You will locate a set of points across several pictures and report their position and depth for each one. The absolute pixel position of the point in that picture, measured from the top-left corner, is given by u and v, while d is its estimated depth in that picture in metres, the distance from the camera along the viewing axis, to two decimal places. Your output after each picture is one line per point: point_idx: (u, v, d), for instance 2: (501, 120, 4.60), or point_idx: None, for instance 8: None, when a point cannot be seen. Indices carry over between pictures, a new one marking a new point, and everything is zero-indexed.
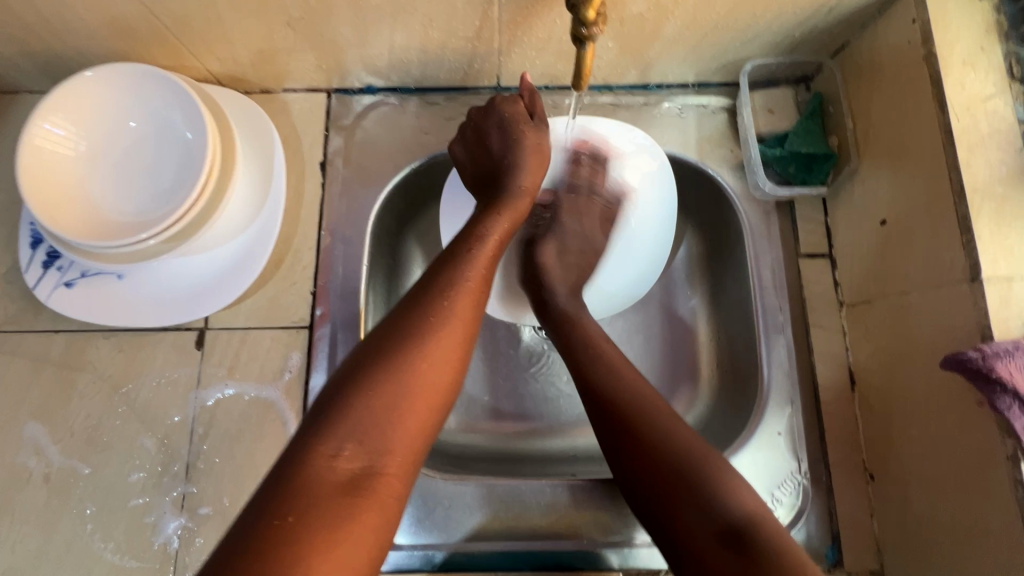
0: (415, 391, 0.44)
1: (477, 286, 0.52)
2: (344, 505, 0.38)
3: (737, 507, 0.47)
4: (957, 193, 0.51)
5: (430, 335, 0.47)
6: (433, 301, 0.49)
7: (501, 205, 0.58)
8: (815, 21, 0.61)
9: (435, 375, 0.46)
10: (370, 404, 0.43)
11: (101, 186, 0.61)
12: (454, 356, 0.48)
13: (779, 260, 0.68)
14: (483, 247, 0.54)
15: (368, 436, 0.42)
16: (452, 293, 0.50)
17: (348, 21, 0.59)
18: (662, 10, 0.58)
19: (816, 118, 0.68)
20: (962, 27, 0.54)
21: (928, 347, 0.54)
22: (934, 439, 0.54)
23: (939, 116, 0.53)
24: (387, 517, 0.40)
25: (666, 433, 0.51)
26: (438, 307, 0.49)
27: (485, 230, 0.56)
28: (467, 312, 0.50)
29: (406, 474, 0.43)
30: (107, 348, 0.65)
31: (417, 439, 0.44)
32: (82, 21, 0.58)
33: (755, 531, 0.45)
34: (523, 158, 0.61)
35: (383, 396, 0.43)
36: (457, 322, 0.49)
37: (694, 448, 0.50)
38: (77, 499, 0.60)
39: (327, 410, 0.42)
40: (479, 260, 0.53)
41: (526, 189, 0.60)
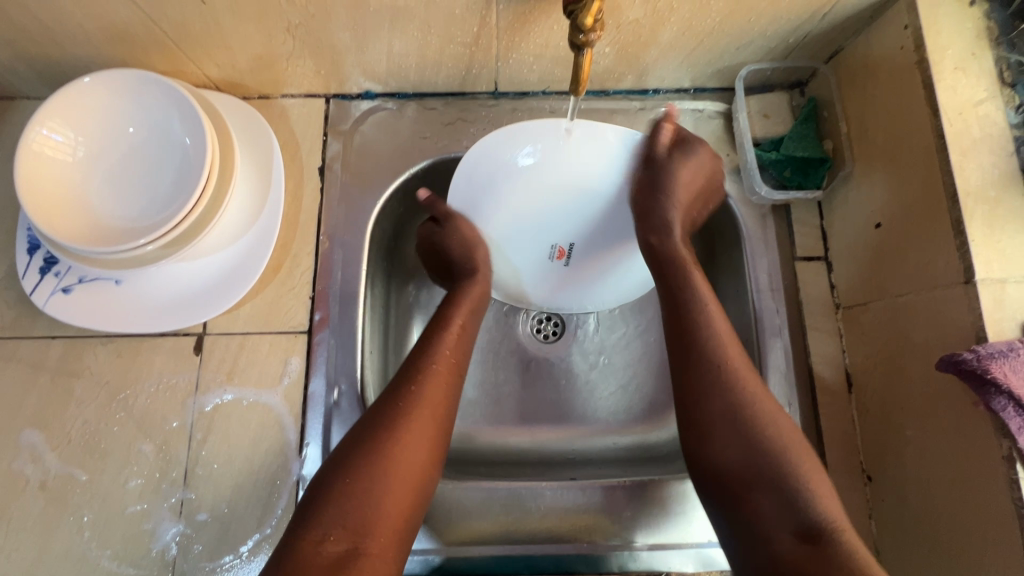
0: (394, 471, 0.49)
1: (446, 369, 0.57)
2: None
3: (818, 512, 0.48)
4: (950, 196, 0.52)
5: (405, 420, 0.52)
6: (403, 388, 0.54)
7: (454, 294, 0.64)
8: (810, 27, 0.62)
9: (412, 457, 0.51)
10: (351, 489, 0.47)
11: (98, 192, 0.61)
12: (428, 438, 0.52)
13: (775, 263, 0.69)
14: (447, 334, 0.60)
15: (351, 519, 0.46)
16: (421, 377, 0.55)
17: (347, 28, 0.60)
18: (659, 16, 0.59)
19: (810, 123, 0.69)
20: (954, 32, 0.55)
21: (924, 349, 0.55)
22: (930, 440, 0.54)
23: (932, 120, 0.54)
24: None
25: (740, 416, 0.53)
26: (409, 391, 0.54)
27: (448, 319, 0.61)
28: (440, 394, 0.55)
29: (391, 551, 0.47)
30: (104, 354, 0.64)
31: (400, 515, 0.49)
32: (80, 27, 0.58)
33: (834, 536, 0.46)
34: (459, 244, 0.66)
35: (366, 479, 0.48)
36: (432, 405, 0.54)
37: (780, 442, 0.51)
38: (74, 507, 0.60)
39: (315, 499, 0.47)
40: (444, 342, 0.58)
41: (473, 267, 0.66)
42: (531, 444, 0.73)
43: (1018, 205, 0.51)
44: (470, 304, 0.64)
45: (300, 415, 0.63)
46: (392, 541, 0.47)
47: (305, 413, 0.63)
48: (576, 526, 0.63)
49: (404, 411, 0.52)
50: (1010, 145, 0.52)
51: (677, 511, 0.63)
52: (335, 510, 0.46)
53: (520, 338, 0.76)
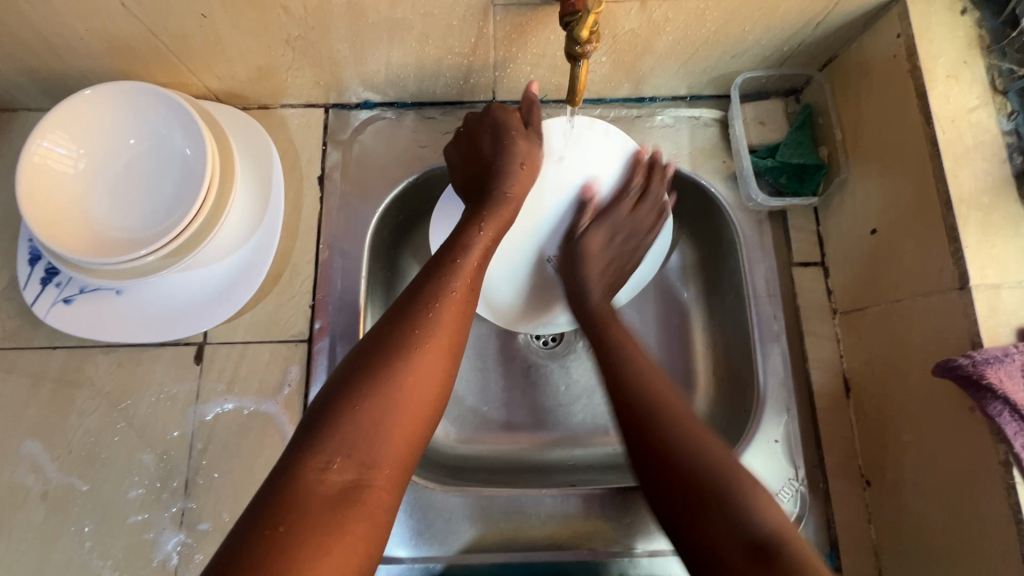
0: (403, 400, 0.45)
1: (463, 297, 0.53)
2: (336, 514, 0.39)
3: (762, 524, 0.45)
4: (944, 203, 0.52)
5: (416, 345, 0.48)
6: (420, 311, 0.50)
7: (484, 215, 0.59)
8: (804, 36, 0.62)
9: (421, 382, 0.46)
10: (358, 418, 0.43)
11: (100, 203, 0.62)
12: (440, 363, 0.48)
13: (772, 269, 0.69)
14: (469, 260, 0.55)
15: (358, 447, 0.42)
16: (437, 304, 0.51)
17: (346, 39, 0.60)
18: (654, 26, 0.59)
19: (806, 129, 0.69)
20: (946, 40, 0.55)
21: (920, 354, 0.55)
22: (928, 444, 0.54)
23: (925, 128, 0.54)
24: (376, 525, 0.41)
25: (682, 450, 0.50)
26: (423, 319, 0.50)
27: (469, 242, 0.57)
28: (454, 315, 0.51)
29: (396, 485, 0.43)
30: (105, 364, 0.65)
31: (407, 445, 0.45)
32: (82, 41, 0.58)
33: (783, 547, 0.43)
34: (513, 164, 0.61)
35: (373, 405, 0.44)
36: (443, 329, 0.50)
37: (724, 468, 0.48)
38: (75, 517, 0.60)
39: (314, 428, 0.43)
40: (462, 270, 0.54)
41: (513, 196, 0.61)
42: (532, 451, 0.73)
43: (1011, 211, 0.51)
44: (503, 223, 0.60)
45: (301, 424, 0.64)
46: (396, 475, 0.43)
47: None
48: (577, 533, 0.63)
49: (416, 337, 0.48)
50: (1003, 152, 0.52)
51: None
52: (340, 436, 0.42)
53: (519, 345, 0.76)
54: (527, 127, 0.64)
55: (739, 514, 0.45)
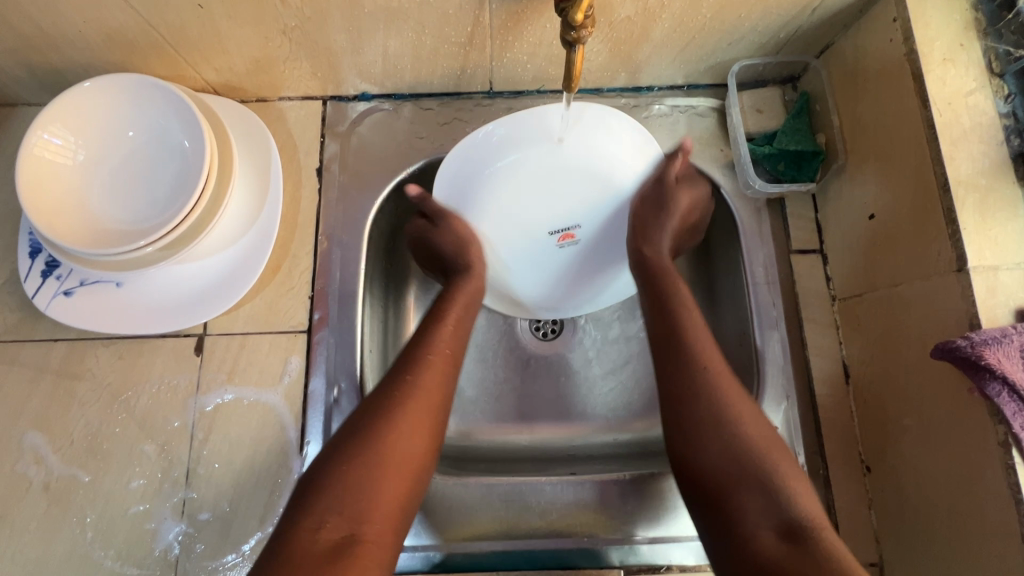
0: (388, 458, 0.50)
1: (443, 360, 0.58)
2: (328, 569, 0.43)
3: (800, 510, 0.48)
4: (941, 186, 0.52)
5: (400, 410, 0.53)
6: (399, 377, 0.55)
7: (457, 287, 0.65)
8: (800, 21, 0.62)
9: (404, 443, 0.51)
10: (346, 475, 0.48)
11: (98, 195, 0.62)
12: (424, 427, 0.53)
13: (771, 256, 0.69)
14: (444, 327, 0.61)
15: (346, 507, 0.47)
16: (417, 367, 0.56)
17: (342, 29, 0.60)
18: (650, 13, 0.59)
19: (803, 116, 0.69)
20: (942, 24, 0.55)
21: (919, 338, 0.55)
22: (927, 428, 0.54)
23: (922, 111, 0.54)
24: (372, 574, 0.45)
25: (721, 421, 0.53)
26: (405, 382, 0.55)
27: (444, 314, 0.62)
28: (435, 381, 0.56)
29: (386, 539, 0.47)
30: (106, 356, 0.65)
31: (395, 502, 0.49)
32: (80, 33, 0.59)
33: (818, 533, 0.46)
34: (457, 247, 0.66)
35: (360, 465, 0.49)
36: (424, 393, 0.55)
37: (760, 444, 0.52)
38: (77, 508, 0.60)
39: (308, 489, 0.48)
40: (442, 338, 0.60)
41: (469, 268, 0.66)
42: (531, 443, 0.73)
43: (1009, 193, 0.51)
44: (472, 294, 0.65)
45: (301, 414, 0.64)
46: (387, 530, 0.48)
47: (305, 412, 0.64)
48: (576, 521, 0.63)
49: (400, 401, 0.53)
50: (1000, 134, 0.52)
51: (677, 504, 0.63)
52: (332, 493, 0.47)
53: (519, 336, 0.77)
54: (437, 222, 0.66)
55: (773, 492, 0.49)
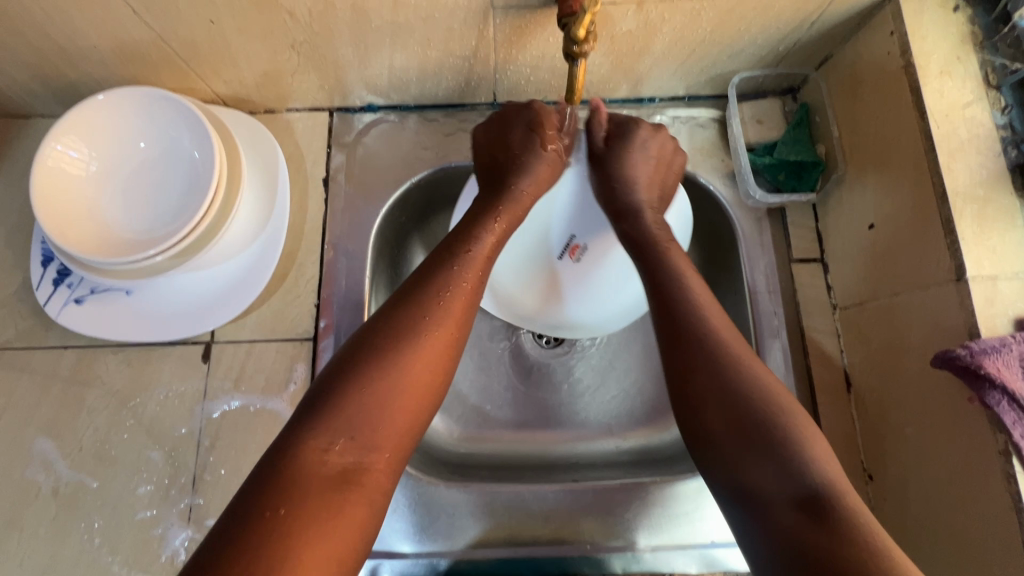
0: (405, 381, 0.47)
1: (472, 289, 0.54)
2: (334, 495, 0.40)
3: (816, 474, 0.44)
4: (939, 197, 0.53)
5: (422, 333, 0.49)
6: (428, 298, 0.52)
7: (499, 210, 0.61)
8: (799, 34, 0.63)
9: (422, 376, 0.48)
10: (364, 397, 0.45)
11: (110, 206, 0.63)
12: (443, 354, 0.50)
13: (772, 265, 0.70)
14: (474, 256, 0.56)
15: (360, 431, 0.44)
16: (446, 293, 0.52)
17: (350, 44, 0.62)
18: (651, 27, 0.60)
19: (803, 127, 0.70)
20: (939, 37, 0.56)
21: (919, 346, 0.55)
22: (929, 436, 0.55)
23: (919, 123, 0.55)
24: (372, 505, 0.42)
25: (727, 387, 0.49)
26: (428, 308, 0.51)
27: (480, 234, 0.58)
28: (461, 305, 0.53)
29: (393, 469, 0.45)
30: (115, 363, 0.66)
31: (406, 429, 0.46)
32: (95, 49, 0.60)
33: (833, 504, 0.42)
34: (534, 163, 0.63)
35: (377, 388, 0.45)
36: (445, 321, 0.51)
37: (772, 402, 0.48)
38: (85, 514, 0.61)
39: (320, 408, 0.44)
40: (473, 262, 0.56)
41: (528, 192, 0.63)
42: (535, 450, 0.74)
43: (1007, 204, 0.52)
44: (513, 219, 0.62)
45: None
46: (395, 463, 0.45)
47: None
48: (579, 528, 0.63)
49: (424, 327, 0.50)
50: (997, 146, 0.53)
51: (681, 512, 0.63)
52: (344, 418, 0.44)
53: (522, 344, 0.77)
54: (557, 129, 0.65)
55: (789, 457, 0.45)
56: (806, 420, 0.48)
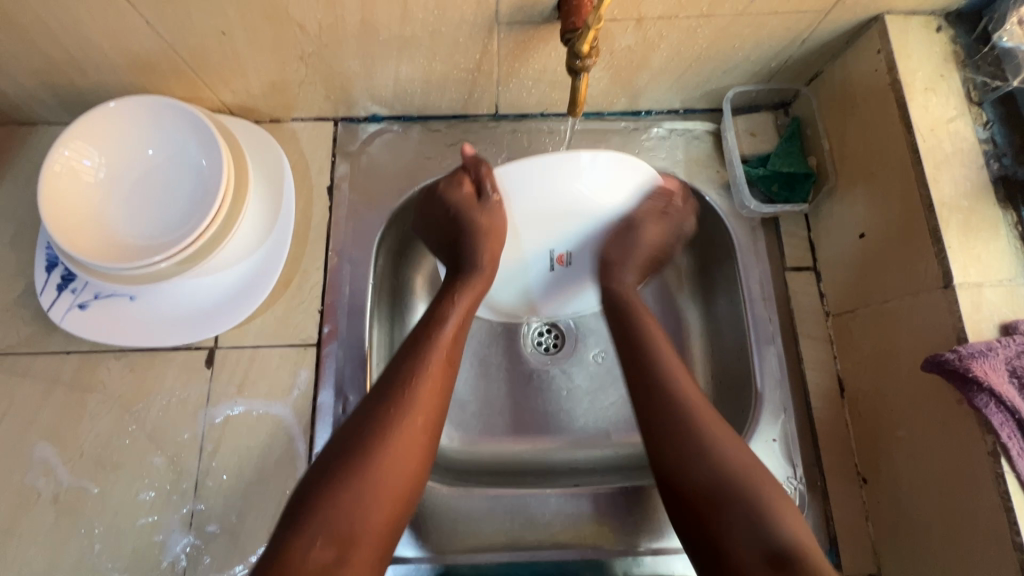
0: (381, 477, 0.50)
1: (441, 368, 0.57)
2: None
3: (786, 535, 0.49)
4: (926, 207, 0.55)
5: (396, 419, 0.52)
6: (398, 393, 0.54)
7: (457, 287, 0.63)
8: (791, 52, 0.66)
9: (394, 479, 0.51)
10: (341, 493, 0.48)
11: (115, 212, 0.64)
12: (421, 451, 0.53)
13: (766, 273, 0.72)
14: (443, 334, 0.59)
15: (338, 526, 0.47)
16: (416, 380, 0.55)
17: (357, 55, 0.63)
18: (650, 43, 0.63)
19: (795, 140, 0.73)
20: (924, 55, 0.59)
21: (909, 351, 0.57)
22: (921, 439, 0.56)
23: (906, 136, 0.57)
24: None
25: (709, 460, 0.53)
26: (400, 397, 0.53)
27: (444, 315, 0.60)
28: (434, 383, 0.55)
29: (376, 555, 0.49)
30: (117, 368, 0.66)
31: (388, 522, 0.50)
32: (106, 58, 0.61)
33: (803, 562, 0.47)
34: (480, 241, 0.63)
35: (353, 485, 0.49)
36: (412, 419, 0.53)
37: (743, 481, 0.52)
38: (86, 520, 0.61)
39: (298, 520, 0.47)
40: (439, 344, 0.58)
41: (489, 257, 0.63)
42: (535, 457, 0.74)
43: (991, 214, 0.54)
44: (479, 292, 0.63)
45: (309, 426, 0.65)
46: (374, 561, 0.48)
47: (315, 424, 0.65)
48: (579, 533, 0.64)
49: (389, 431, 0.52)
50: (980, 159, 0.56)
51: None
52: (313, 531, 0.46)
53: (521, 350, 0.78)
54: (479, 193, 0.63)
55: (743, 518, 0.49)
56: (758, 475, 0.52)
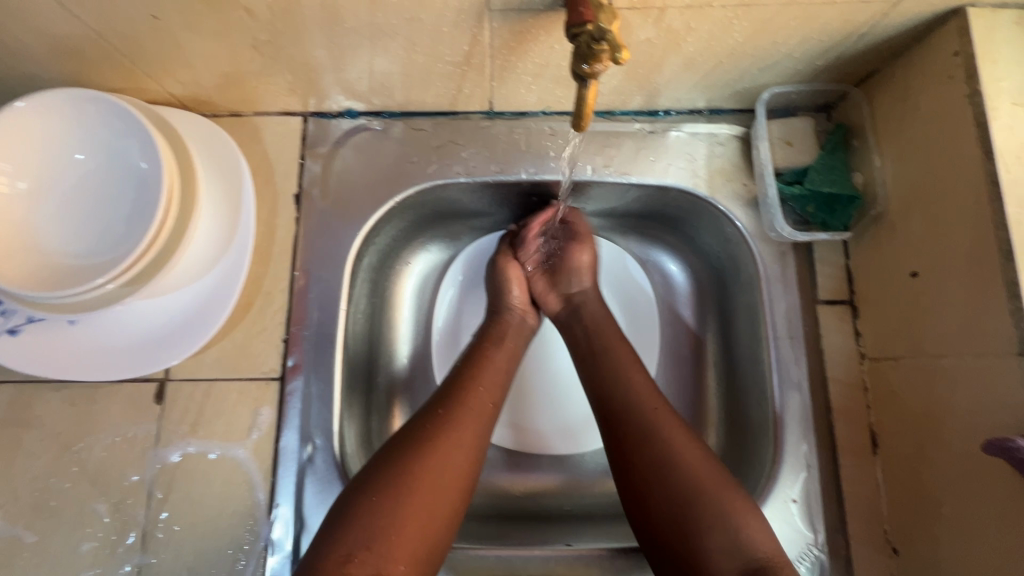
0: (426, 479, 0.49)
1: (483, 396, 0.57)
2: (383, 511, 0.46)
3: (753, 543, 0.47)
4: (1004, 254, 0.45)
5: (438, 435, 0.52)
6: (420, 432, 0.52)
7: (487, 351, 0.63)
8: (844, 47, 0.54)
9: (447, 467, 0.50)
10: (391, 491, 0.47)
11: (42, 229, 0.55)
12: (473, 430, 0.54)
13: (795, 307, 0.63)
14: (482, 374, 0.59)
15: (395, 470, 0.48)
16: (456, 399, 0.55)
17: (321, 45, 0.53)
18: (673, 36, 0.52)
19: (839, 152, 0.62)
20: (1013, 60, 0.48)
21: (965, 420, 0.49)
22: (970, 523, 0.48)
23: (984, 163, 0.47)
24: (417, 536, 0.46)
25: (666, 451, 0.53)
26: (443, 411, 0.54)
27: (487, 357, 0.62)
28: (474, 420, 0.54)
29: (434, 502, 0.48)
30: (56, 402, 0.59)
31: (450, 472, 0.50)
32: (20, 44, 0.51)
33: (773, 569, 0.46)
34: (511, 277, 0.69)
35: (400, 483, 0.48)
36: (466, 424, 0.54)
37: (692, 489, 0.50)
38: (21, 573, 0.55)
39: (369, 479, 0.48)
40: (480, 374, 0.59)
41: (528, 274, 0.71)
42: (526, 495, 0.70)
43: None
44: (501, 367, 0.62)
45: (270, 473, 0.58)
46: (439, 515, 0.48)
47: (277, 470, 0.58)
48: None
49: (440, 417, 0.53)
50: None
51: None
52: (383, 499, 0.47)
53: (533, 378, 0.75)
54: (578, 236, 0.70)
55: (671, 474, 0.51)
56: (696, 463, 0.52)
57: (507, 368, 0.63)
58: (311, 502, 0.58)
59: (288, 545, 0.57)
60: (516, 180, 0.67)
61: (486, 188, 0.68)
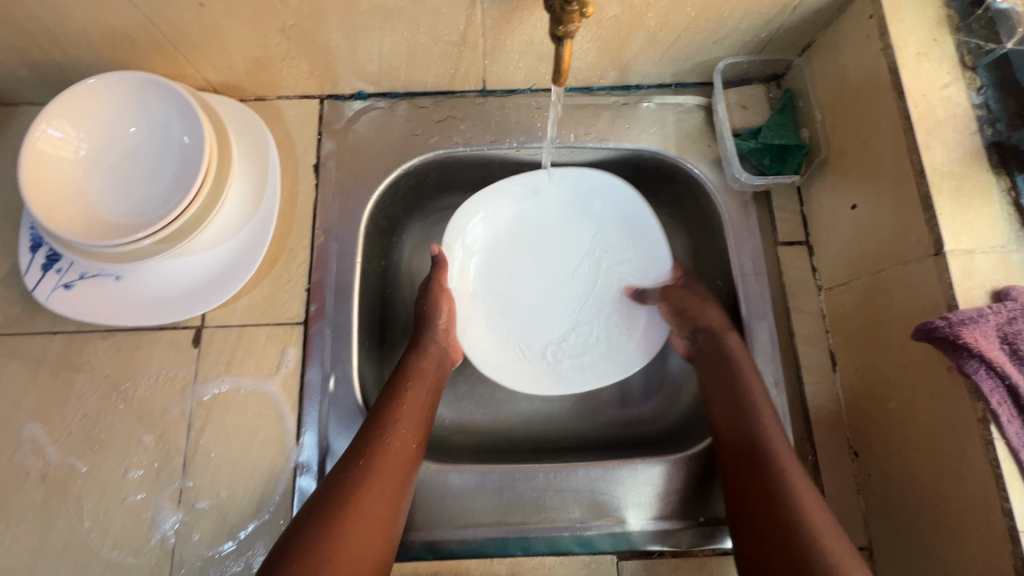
0: (387, 453, 0.57)
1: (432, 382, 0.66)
2: (351, 484, 0.54)
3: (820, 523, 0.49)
4: (918, 173, 0.54)
5: (394, 416, 0.60)
6: (368, 444, 0.57)
7: (417, 342, 0.68)
8: (782, 18, 0.64)
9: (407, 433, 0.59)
10: (358, 465, 0.55)
11: (97, 190, 0.63)
12: (421, 406, 0.63)
13: (758, 247, 0.71)
14: (424, 361, 0.67)
15: (356, 450, 0.57)
16: (409, 383, 0.64)
17: (339, 28, 0.62)
18: (636, 13, 0.62)
19: (787, 112, 0.72)
20: (917, 19, 0.57)
21: (900, 320, 0.56)
22: (910, 413, 0.56)
23: (897, 103, 0.56)
24: (388, 500, 0.54)
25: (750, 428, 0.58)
26: (397, 392, 0.62)
27: (428, 343, 0.69)
28: (423, 399, 0.63)
29: (401, 469, 0.57)
30: (104, 348, 0.66)
31: (410, 442, 0.59)
32: (84, 33, 0.60)
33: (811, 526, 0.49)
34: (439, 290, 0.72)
35: (363, 460, 0.56)
36: (413, 404, 0.62)
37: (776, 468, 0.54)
38: (74, 498, 0.61)
39: (342, 462, 0.56)
40: (427, 359, 0.67)
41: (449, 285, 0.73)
42: (526, 434, 0.76)
43: (982, 180, 0.53)
44: (438, 355, 0.69)
45: (297, 405, 0.65)
46: (400, 481, 0.56)
47: (303, 403, 0.65)
48: (569, 509, 0.63)
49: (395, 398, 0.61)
50: (973, 124, 0.54)
51: (670, 489, 0.64)
52: (348, 473, 0.54)
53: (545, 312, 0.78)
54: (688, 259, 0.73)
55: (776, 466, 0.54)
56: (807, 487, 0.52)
57: (444, 361, 0.69)
58: (334, 429, 0.65)
59: (316, 466, 0.63)
60: (508, 148, 0.75)
61: (482, 157, 0.77)
